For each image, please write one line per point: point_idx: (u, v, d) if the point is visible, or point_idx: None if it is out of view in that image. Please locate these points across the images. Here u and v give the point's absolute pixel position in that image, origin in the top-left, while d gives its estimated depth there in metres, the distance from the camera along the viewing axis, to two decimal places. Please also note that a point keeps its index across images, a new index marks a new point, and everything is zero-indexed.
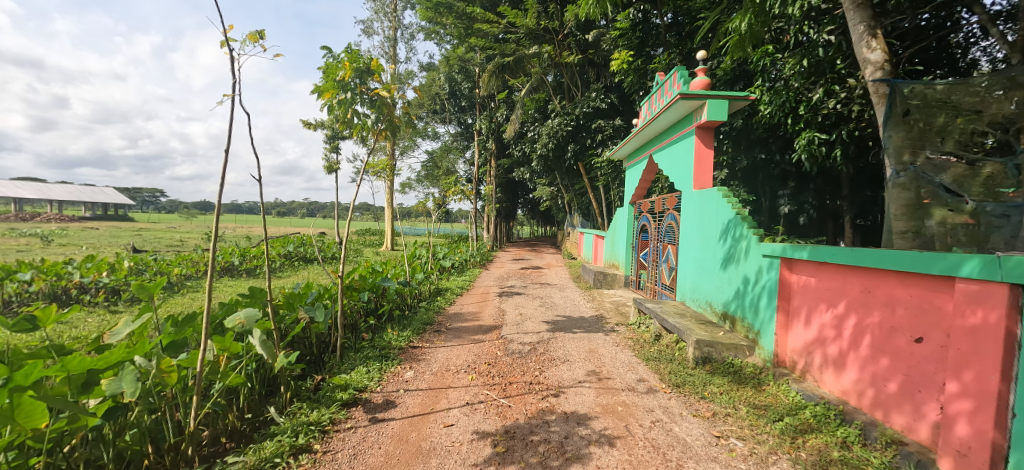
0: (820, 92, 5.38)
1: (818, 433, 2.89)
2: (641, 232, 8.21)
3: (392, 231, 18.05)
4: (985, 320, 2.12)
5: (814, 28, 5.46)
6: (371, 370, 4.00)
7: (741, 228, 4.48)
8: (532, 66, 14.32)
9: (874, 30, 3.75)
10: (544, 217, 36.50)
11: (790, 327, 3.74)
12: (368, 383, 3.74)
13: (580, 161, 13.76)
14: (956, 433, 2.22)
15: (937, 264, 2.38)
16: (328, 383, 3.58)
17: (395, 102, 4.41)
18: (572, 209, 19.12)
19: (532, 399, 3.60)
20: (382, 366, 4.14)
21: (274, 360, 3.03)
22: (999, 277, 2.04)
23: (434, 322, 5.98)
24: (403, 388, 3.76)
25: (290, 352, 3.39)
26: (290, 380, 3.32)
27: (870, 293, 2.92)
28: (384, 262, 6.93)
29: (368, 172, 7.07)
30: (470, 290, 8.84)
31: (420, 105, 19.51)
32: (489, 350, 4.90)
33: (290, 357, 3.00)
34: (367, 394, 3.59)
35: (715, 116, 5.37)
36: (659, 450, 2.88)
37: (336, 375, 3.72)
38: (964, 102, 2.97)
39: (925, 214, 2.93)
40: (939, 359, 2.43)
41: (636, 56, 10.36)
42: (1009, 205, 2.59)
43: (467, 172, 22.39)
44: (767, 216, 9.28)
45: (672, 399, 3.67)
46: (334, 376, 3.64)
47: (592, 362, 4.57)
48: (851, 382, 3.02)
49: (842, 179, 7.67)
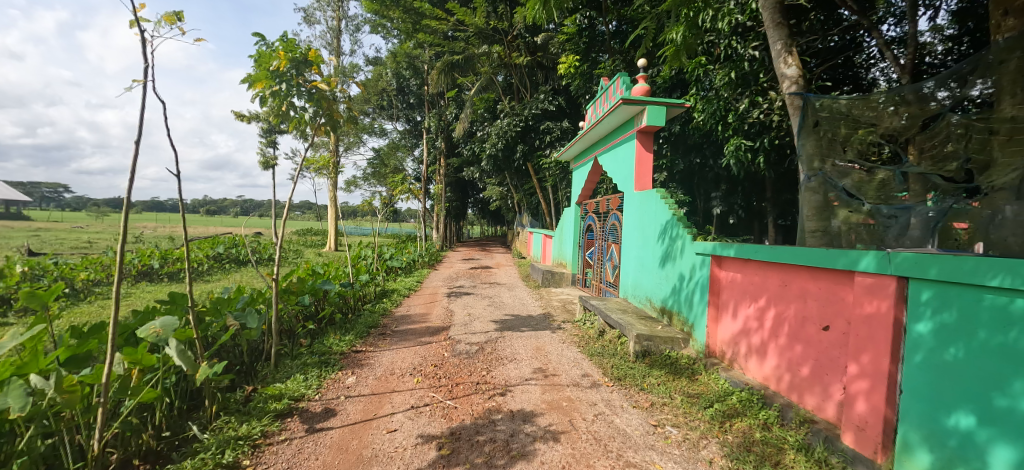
0: (746, 102, 5.81)
1: (742, 416, 3.12)
2: (587, 231, 8.45)
3: (335, 230, 17.33)
4: (878, 308, 2.38)
5: (741, 43, 5.86)
6: (309, 377, 3.83)
7: (677, 228, 4.73)
8: (482, 65, 14.33)
9: (790, 48, 4.11)
10: (493, 217, 36.63)
11: (719, 320, 4.01)
12: (305, 391, 3.57)
13: (529, 162, 13.94)
14: (856, 410, 2.47)
15: (840, 260, 2.65)
16: (260, 393, 3.38)
17: (336, 96, 4.23)
18: (521, 209, 19.32)
19: (478, 399, 3.60)
20: (321, 373, 3.96)
21: (196, 372, 2.81)
22: (889, 271, 2.30)
23: (379, 325, 5.81)
24: (344, 394, 3.63)
25: (216, 363, 3.15)
26: (216, 392, 3.09)
27: (786, 286, 3.20)
28: (326, 263, 6.66)
29: (309, 168, 6.74)
30: (418, 291, 8.67)
31: (366, 101, 18.91)
32: (436, 351, 4.84)
33: (215, 367, 2.78)
34: (304, 403, 3.43)
35: (654, 122, 5.64)
36: (601, 442, 2.98)
37: (269, 385, 3.52)
38: (863, 115, 3.32)
39: (830, 214, 3.30)
40: (842, 345, 2.70)
41: (582, 60, 10.66)
42: (897, 207, 2.82)
43: (415, 171, 22.00)
44: (701, 216, 9.89)
45: (614, 392, 3.81)
46: (267, 386, 3.44)
47: (539, 360, 4.65)
48: (772, 369, 3.28)
49: (766, 183, 8.32)
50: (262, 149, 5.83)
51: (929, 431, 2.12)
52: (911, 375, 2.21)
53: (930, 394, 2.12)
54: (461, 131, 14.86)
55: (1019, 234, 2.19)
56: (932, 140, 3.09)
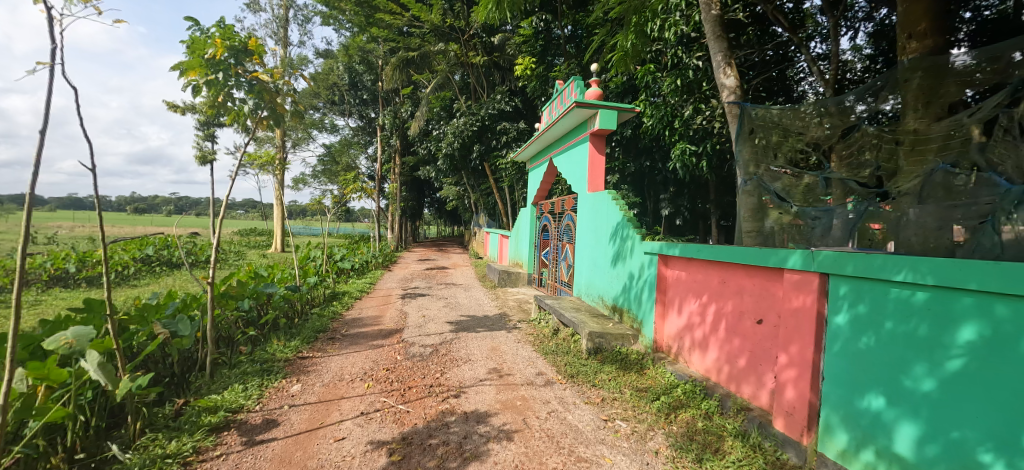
0: (690, 109, 6.12)
1: (687, 407, 3.28)
2: (542, 231, 8.56)
3: (281, 230, 16.58)
4: (804, 302, 2.58)
5: (686, 53, 6.16)
6: (249, 387, 3.63)
7: (627, 228, 4.90)
8: (438, 63, 14.20)
9: (729, 60, 4.36)
10: (450, 217, 36.42)
11: (666, 316, 4.19)
12: (244, 402, 3.39)
13: (485, 162, 13.95)
14: (786, 397, 2.67)
15: (772, 258, 2.86)
16: (192, 407, 3.17)
17: (279, 88, 4.02)
18: (478, 209, 19.27)
19: (432, 402, 3.56)
20: (262, 382, 3.77)
21: (116, 386, 2.60)
22: (813, 268, 2.51)
23: (328, 329, 5.61)
24: (288, 404, 3.47)
25: (140, 375, 2.92)
26: (141, 407, 2.87)
27: (725, 284, 3.39)
28: (272, 265, 6.34)
29: (253, 164, 6.40)
30: (371, 293, 8.44)
31: (316, 95, 18.19)
32: (388, 354, 4.74)
33: (139, 380, 2.62)
34: (243, 415, 3.25)
35: (605, 125, 5.81)
36: (553, 439, 3.04)
37: (203, 397, 3.30)
38: (793, 125, 3.55)
39: (764, 215, 3.55)
40: (773, 337, 2.90)
41: (538, 63, 10.80)
42: (820, 209, 3.05)
43: (368, 169, 21.42)
44: (651, 217, 10.28)
45: (567, 389, 3.89)
46: (201, 398, 3.23)
47: (494, 360, 4.66)
48: (713, 361, 3.47)
49: (710, 186, 8.78)
50: (198, 143, 5.46)
51: (848, 413, 2.31)
52: (832, 363, 2.42)
53: (848, 379, 2.31)
54: (416, 130, 14.62)
55: (919, 234, 2.45)
56: (849, 149, 3.34)
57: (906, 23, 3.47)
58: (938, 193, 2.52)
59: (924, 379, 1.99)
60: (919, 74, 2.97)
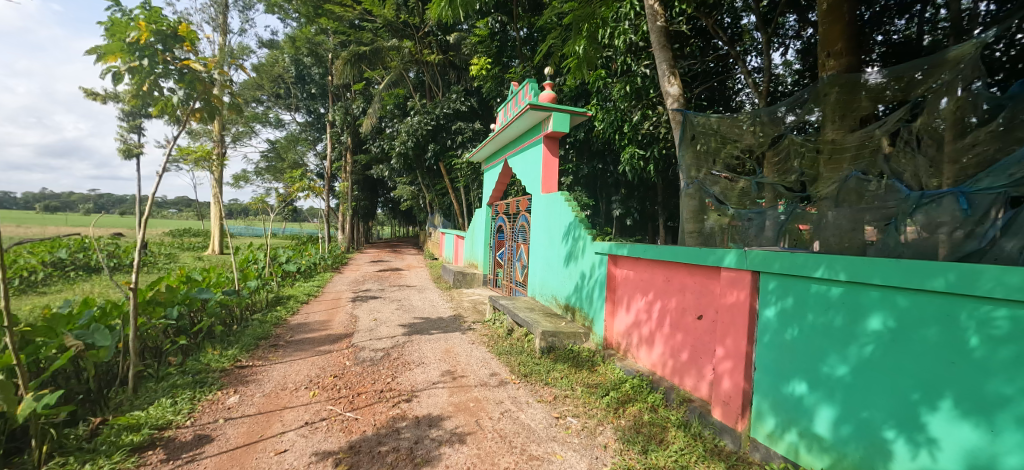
0: (638, 115, 6.37)
1: (634, 401, 3.42)
2: (497, 232, 8.60)
3: (219, 231, 15.58)
4: (738, 298, 2.77)
5: (635, 61, 6.41)
6: (178, 401, 3.39)
7: (579, 229, 5.03)
8: (392, 59, 13.93)
9: (673, 69, 4.58)
10: (404, 217, 35.77)
11: (615, 314, 4.34)
12: (173, 417, 3.16)
13: (440, 161, 13.82)
14: (722, 387, 2.85)
15: (710, 257, 3.03)
16: (111, 425, 2.92)
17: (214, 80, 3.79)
18: (433, 209, 19.03)
19: (382, 408, 3.48)
20: (194, 395, 3.54)
21: (15, 407, 2.36)
22: (745, 266, 2.69)
23: (271, 336, 5.35)
24: (223, 417, 3.28)
25: (47, 394, 2.66)
26: (48, 429, 2.61)
27: (669, 282, 3.56)
28: (207, 268, 5.93)
29: (187, 159, 5.98)
30: (319, 296, 8.12)
31: (260, 87, 17.27)
32: (337, 360, 4.59)
33: (43, 400, 2.40)
34: (171, 431, 3.03)
35: (559, 128, 5.91)
36: (505, 439, 3.07)
37: (123, 415, 3.05)
38: (729, 133, 3.80)
39: (705, 217, 3.77)
40: (711, 331, 3.08)
41: (494, 64, 10.85)
42: (753, 211, 3.29)
43: (316, 167, 20.58)
44: (603, 218, 10.58)
45: (520, 389, 3.94)
46: (121, 416, 2.98)
47: (447, 362, 4.63)
48: (659, 356, 3.63)
49: (658, 189, 9.17)
50: (123, 135, 5.04)
51: (776, 400, 2.50)
52: (762, 354, 2.60)
53: (776, 368, 2.50)
54: (368, 127, 14.22)
55: (837, 235, 2.70)
56: (778, 156, 3.62)
57: (826, 42, 3.78)
58: (851, 198, 2.78)
59: (839, 366, 2.19)
60: (836, 90, 3.12)
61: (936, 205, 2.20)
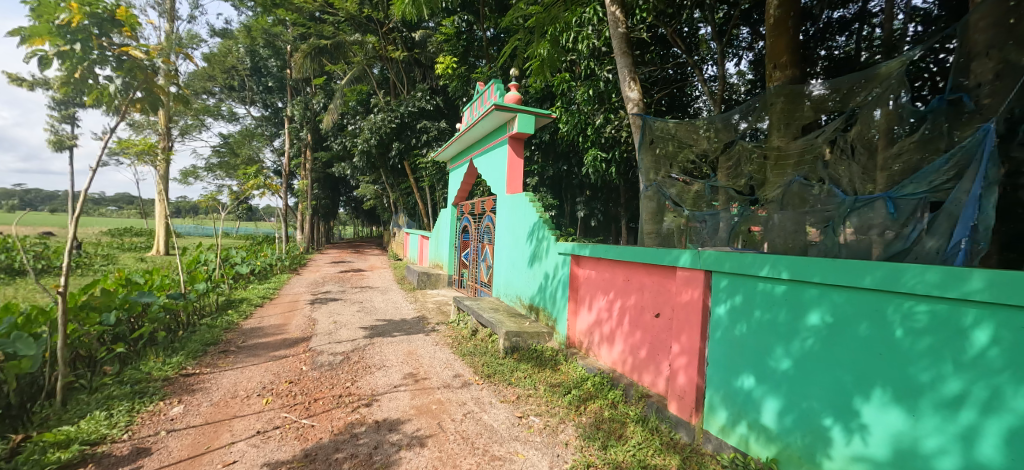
0: (601, 118, 6.51)
1: (595, 398, 3.49)
2: (462, 232, 8.55)
3: (164, 230, 14.67)
4: (692, 296, 2.88)
5: (598, 65, 6.54)
6: (115, 413, 3.18)
7: (543, 229, 5.08)
8: (354, 54, 13.60)
9: (634, 75, 4.69)
10: (368, 217, 35.01)
11: (577, 313, 4.42)
12: (107, 431, 2.95)
13: (404, 160, 13.61)
14: (678, 383, 2.96)
15: (666, 257, 3.14)
16: (34, 443, 2.69)
17: (156, 68, 3.58)
18: (397, 209, 18.71)
19: (340, 413, 3.39)
20: (133, 406, 3.32)
21: None
22: (699, 266, 2.80)
23: (220, 341, 5.09)
24: (165, 429, 3.10)
25: None
26: None
27: (629, 281, 3.65)
28: (150, 269, 5.57)
29: (127, 152, 5.59)
30: (274, 299, 7.80)
31: (212, 78, 16.42)
32: (293, 365, 4.43)
33: None
34: (105, 446, 2.83)
35: (524, 129, 5.95)
36: (468, 441, 3.05)
37: (49, 431, 2.82)
38: (685, 138, 3.94)
39: (662, 219, 3.90)
40: (667, 329, 3.19)
41: (460, 63, 10.80)
42: (707, 214, 3.45)
43: (273, 163, 19.78)
44: (568, 219, 10.72)
45: (484, 390, 3.93)
46: (46, 432, 2.75)
47: (410, 364, 4.56)
48: (619, 354, 3.72)
49: (620, 191, 9.39)
50: (55, 124, 4.67)
51: (727, 393, 2.62)
52: (714, 349, 2.72)
53: (727, 363, 2.62)
54: (329, 123, 13.81)
55: (782, 236, 2.86)
56: (730, 161, 3.79)
57: (772, 54, 4.00)
58: (795, 201, 2.95)
59: (783, 360, 2.31)
60: (782, 99, 3.29)
61: (869, 209, 2.38)
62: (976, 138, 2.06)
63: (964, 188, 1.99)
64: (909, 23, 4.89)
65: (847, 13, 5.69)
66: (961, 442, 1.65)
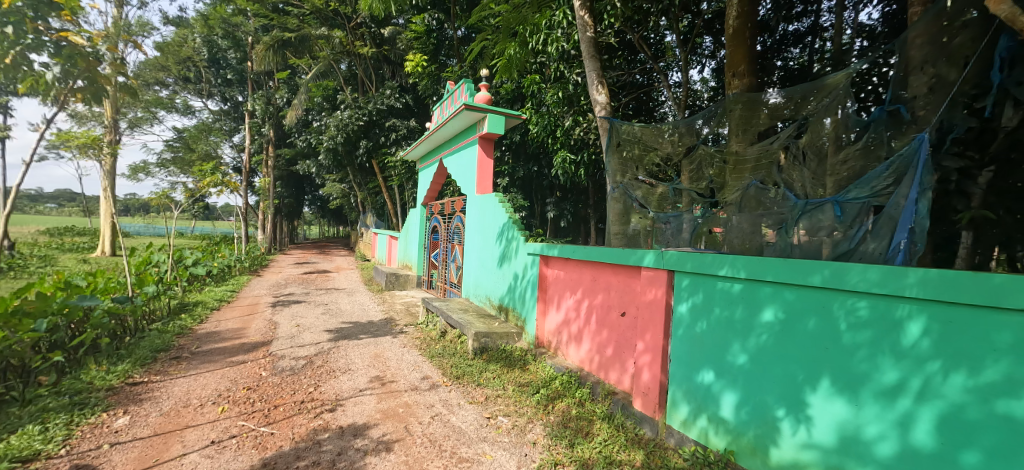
0: (570, 120, 6.61)
1: (563, 397, 3.53)
2: (432, 232, 8.48)
3: (111, 230, 13.81)
4: (655, 295, 2.96)
5: (568, 68, 6.64)
6: (51, 427, 2.97)
7: (512, 230, 5.10)
8: (320, 49, 13.26)
9: (601, 79, 4.78)
10: (335, 217, 34.19)
11: (546, 313, 4.46)
12: (42, 447, 2.76)
13: (373, 158, 13.36)
14: (642, 380, 3.04)
15: (631, 257, 3.22)
16: None
17: (99, 55, 3.40)
18: (365, 208, 18.34)
19: (302, 420, 3.29)
20: (72, 419, 3.11)
21: None
22: (662, 266, 2.89)
23: (172, 347, 4.84)
24: (109, 442, 2.92)
25: None
26: None
27: (595, 280, 3.72)
28: (93, 271, 5.24)
29: (68, 145, 5.24)
30: (233, 302, 7.49)
31: (165, 69, 15.58)
32: (252, 371, 4.27)
33: None
34: (40, 463, 2.64)
35: (493, 129, 5.95)
36: (435, 443, 3.03)
37: None
38: (650, 141, 4.04)
39: (629, 220, 3.99)
40: (633, 327, 3.27)
41: (430, 61, 10.71)
42: (670, 215, 3.57)
43: (232, 160, 18.98)
44: (538, 219, 10.79)
45: (452, 391, 3.91)
46: None
47: (376, 368, 4.48)
48: (586, 352, 3.78)
49: (589, 192, 9.53)
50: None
51: (689, 388, 2.71)
52: (676, 346, 2.81)
53: (689, 359, 2.71)
54: (293, 119, 13.39)
55: (740, 237, 2.99)
56: (692, 165, 3.92)
57: (731, 63, 4.17)
58: (752, 204, 3.09)
59: (740, 355, 2.41)
60: (739, 106, 3.44)
61: (819, 212, 2.51)
62: (912, 147, 2.23)
63: (902, 193, 2.15)
64: (855, 37, 5.21)
65: (800, 26, 6.06)
66: (898, 428, 1.77)
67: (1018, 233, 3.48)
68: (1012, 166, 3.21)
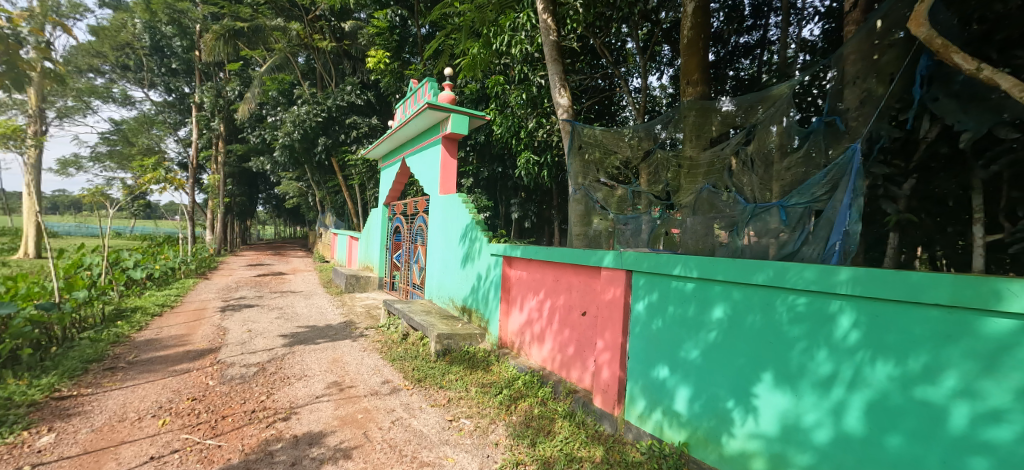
0: (534, 122, 6.66)
1: (526, 397, 3.56)
2: (394, 233, 8.33)
3: (36, 229, 12.68)
4: (614, 294, 3.05)
5: (531, 71, 6.70)
6: None
7: (475, 230, 5.10)
8: (276, 40, 12.74)
9: (564, 82, 4.85)
10: (292, 217, 32.96)
11: (509, 313, 4.48)
12: None
13: (332, 156, 12.97)
14: (602, 377, 3.11)
15: (591, 257, 3.30)
16: None
17: (20, 38, 3.10)
18: (324, 207, 17.77)
19: (253, 430, 3.16)
20: None
21: None
22: (621, 266, 2.97)
23: (106, 357, 4.50)
24: (32, 462, 2.69)
25: None
26: None
27: (557, 281, 3.77)
28: (13, 276, 4.81)
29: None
30: (177, 307, 7.07)
31: (100, 55, 14.43)
32: (198, 380, 4.05)
33: None
34: None
35: (457, 130, 5.92)
36: (395, 449, 2.98)
37: None
38: (610, 145, 4.14)
39: (590, 221, 4.07)
40: (593, 326, 3.34)
41: (393, 58, 10.52)
42: (629, 216, 3.68)
43: (177, 155, 17.88)
44: (502, 220, 10.81)
45: (413, 395, 3.85)
46: None
47: (334, 373, 4.35)
48: (549, 352, 3.83)
49: (553, 194, 9.64)
50: None
51: (645, 384, 2.81)
52: (634, 344, 2.90)
53: (646, 356, 2.81)
54: (245, 113, 12.78)
55: (694, 238, 3.12)
56: (650, 168, 4.04)
57: (686, 72, 4.34)
58: (705, 207, 3.23)
59: (692, 351, 2.52)
60: (693, 113, 3.58)
61: (766, 215, 2.66)
62: (847, 156, 2.41)
63: (838, 198, 2.31)
64: (799, 52, 5.53)
65: (750, 40, 6.38)
66: (832, 416, 1.91)
67: (937, 235, 3.83)
68: (932, 173, 3.53)
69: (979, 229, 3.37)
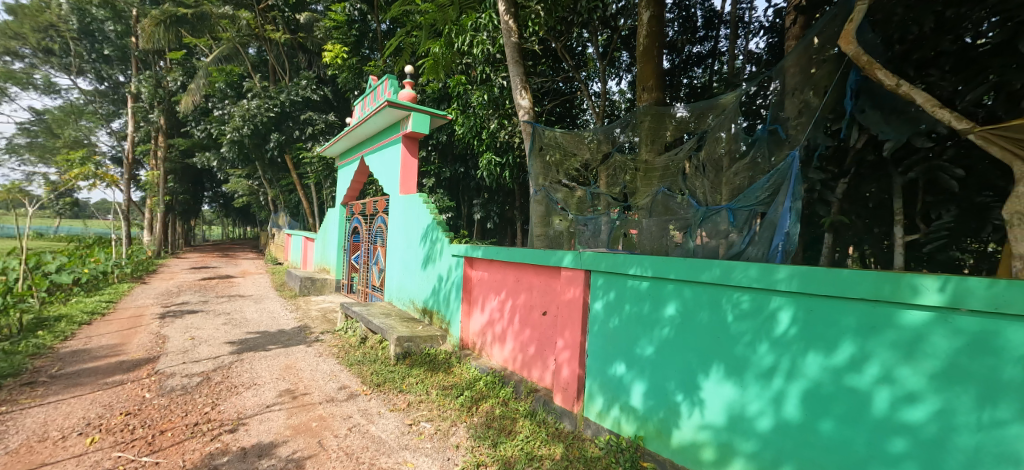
0: (496, 123, 6.68)
1: (487, 398, 3.57)
2: (352, 234, 8.11)
3: None
4: (574, 294, 3.12)
5: (493, 72, 6.72)
6: None
7: (436, 231, 5.05)
8: (223, 30, 12.10)
9: (525, 84, 4.90)
10: (242, 216, 31.38)
11: (470, 314, 4.48)
12: None
13: (285, 153, 12.46)
14: (562, 375, 3.17)
15: (552, 258, 3.35)
16: None
17: None
18: (277, 207, 17.03)
19: (196, 444, 2.99)
20: None
21: None
22: (580, 266, 3.04)
23: (24, 372, 4.12)
24: None
25: None
26: None
27: (518, 281, 3.80)
28: None
29: None
30: (110, 314, 6.57)
31: (18, 37, 13.19)
32: (134, 393, 3.80)
33: None
34: None
35: (418, 129, 5.85)
36: (352, 456, 2.92)
37: None
38: (570, 147, 4.21)
39: (551, 222, 4.13)
40: (553, 325, 3.40)
41: (352, 53, 10.25)
42: (588, 218, 3.76)
43: (110, 149, 16.60)
44: (464, 220, 10.74)
45: (372, 400, 3.78)
46: None
47: (287, 380, 4.20)
48: (510, 352, 3.86)
49: (515, 194, 9.68)
50: None
51: (603, 380, 2.89)
52: (592, 342, 2.98)
53: (604, 353, 2.89)
54: (189, 106, 12.05)
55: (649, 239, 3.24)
56: (609, 170, 4.15)
57: (641, 78, 4.49)
58: (660, 209, 3.36)
59: (647, 347, 2.62)
60: (649, 118, 3.71)
61: (716, 217, 2.81)
62: (787, 162, 2.57)
63: (780, 201, 2.45)
64: (746, 63, 5.87)
65: (702, 49, 6.72)
66: (772, 404, 2.04)
67: (866, 235, 4.16)
68: (862, 179, 3.84)
69: (900, 230, 3.67)
